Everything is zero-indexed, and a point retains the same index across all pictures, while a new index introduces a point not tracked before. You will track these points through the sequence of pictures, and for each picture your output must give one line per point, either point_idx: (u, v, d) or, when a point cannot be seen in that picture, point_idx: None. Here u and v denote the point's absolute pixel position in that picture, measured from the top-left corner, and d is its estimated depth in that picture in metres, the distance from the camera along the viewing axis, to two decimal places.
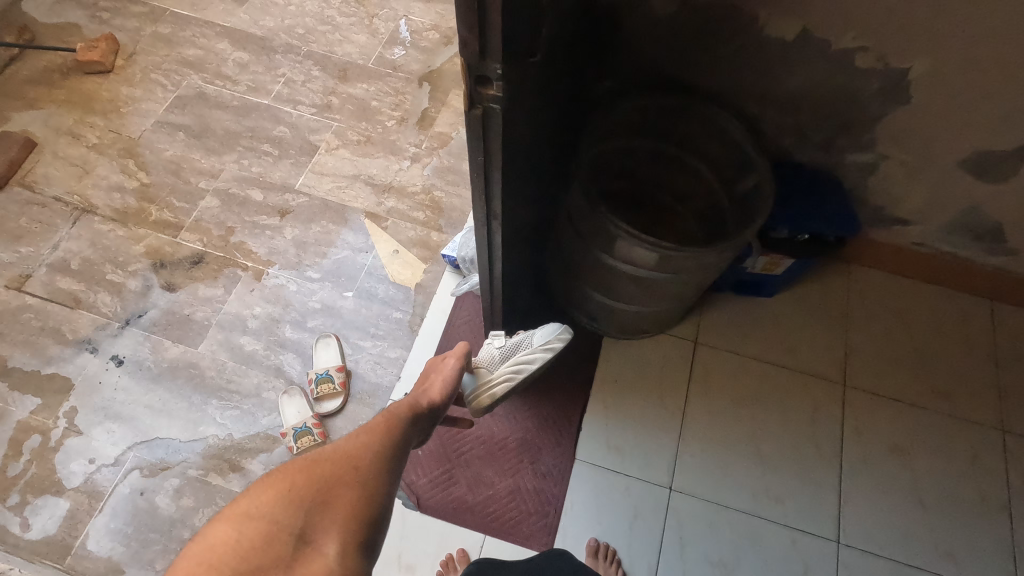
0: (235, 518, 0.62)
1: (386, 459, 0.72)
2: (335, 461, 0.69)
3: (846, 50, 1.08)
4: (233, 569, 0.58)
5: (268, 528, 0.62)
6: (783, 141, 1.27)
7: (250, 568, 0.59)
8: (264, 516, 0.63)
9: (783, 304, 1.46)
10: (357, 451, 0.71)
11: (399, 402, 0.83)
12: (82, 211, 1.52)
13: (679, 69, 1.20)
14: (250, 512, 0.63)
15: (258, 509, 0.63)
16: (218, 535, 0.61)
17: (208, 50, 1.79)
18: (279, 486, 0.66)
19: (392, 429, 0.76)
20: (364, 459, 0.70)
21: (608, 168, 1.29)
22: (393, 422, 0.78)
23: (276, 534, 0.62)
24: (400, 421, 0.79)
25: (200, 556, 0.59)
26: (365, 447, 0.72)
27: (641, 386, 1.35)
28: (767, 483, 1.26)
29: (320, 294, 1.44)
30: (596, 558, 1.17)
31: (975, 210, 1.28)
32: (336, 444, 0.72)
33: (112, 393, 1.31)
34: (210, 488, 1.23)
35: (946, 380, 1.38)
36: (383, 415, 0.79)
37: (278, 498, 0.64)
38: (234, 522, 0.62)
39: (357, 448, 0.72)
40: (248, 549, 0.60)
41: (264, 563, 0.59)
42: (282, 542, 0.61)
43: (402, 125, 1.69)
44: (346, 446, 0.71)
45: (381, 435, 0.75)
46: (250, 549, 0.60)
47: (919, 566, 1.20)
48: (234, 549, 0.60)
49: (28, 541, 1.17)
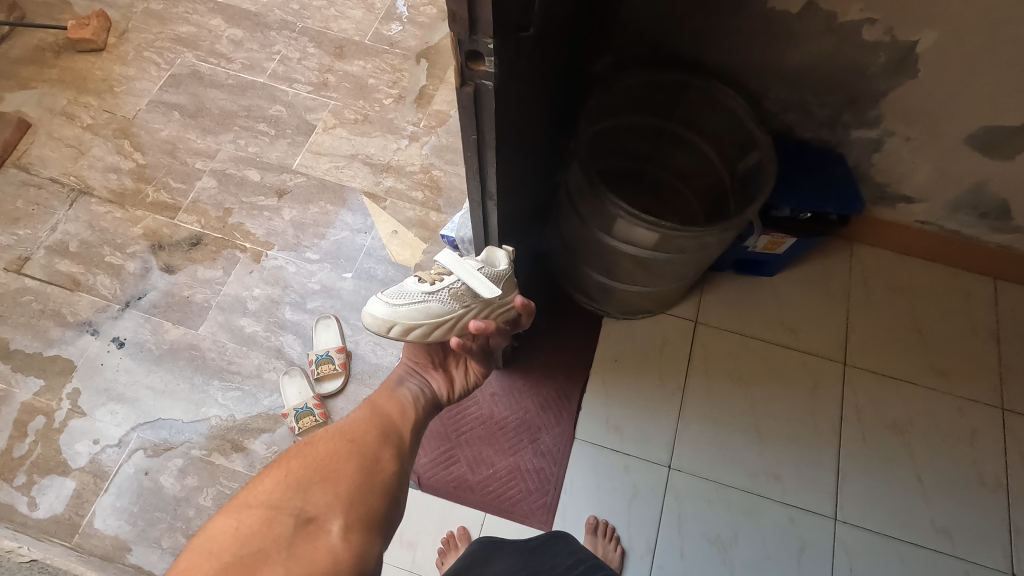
0: (235, 509, 0.64)
1: (378, 433, 0.78)
2: (330, 443, 0.74)
3: (853, 22, 1.05)
4: (237, 553, 0.59)
5: (269, 512, 0.63)
6: (786, 117, 1.25)
7: (252, 550, 0.59)
8: (264, 501, 0.65)
9: (783, 282, 1.45)
10: (350, 431, 0.77)
11: (380, 389, 0.87)
12: (79, 192, 1.50)
13: (680, 44, 1.18)
14: (248, 501, 0.65)
15: (257, 498, 0.65)
16: (217, 526, 0.62)
17: (200, 27, 1.76)
18: (277, 474, 0.69)
19: (382, 409, 0.83)
20: (357, 437, 0.76)
21: (608, 146, 1.28)
22: (383, 403, 0.85)
23: (278, 517, 0.63)
24: (391, 400, 0.85)
25: (203, 548, 0.59)
26: (358, 427, 0.78)
27: (640, 364, 1.35)
28: (766, 461, 1.27)
29: (320, 276, 1.44)
30: (595, 536, 1.18)
31: (980, 187, 1.26)
32: (328, 431, 0.77)
33: (114, 374, 1.32)
34: (213, 468, 1.24)
35: (946, 358, 1.38)
36: (371, 400, 0.85)
37: (276, 485, 0.67)
38: (234, 512, 0.63)
39: (350, 429, 0.77)
40: (249, 534, 0.61)
41: (266, 543, 0.60)
42: (283, 523, 0.63)
43: (400, 103, 1.67)
44: (339, 429, 0.77)
45: (375, 416, 0.81)
46: (252, 533, 0.61)
47: (915, 542, 1.21)
48: (236, 536, 0.61)
49: (35, 520, 1.18)
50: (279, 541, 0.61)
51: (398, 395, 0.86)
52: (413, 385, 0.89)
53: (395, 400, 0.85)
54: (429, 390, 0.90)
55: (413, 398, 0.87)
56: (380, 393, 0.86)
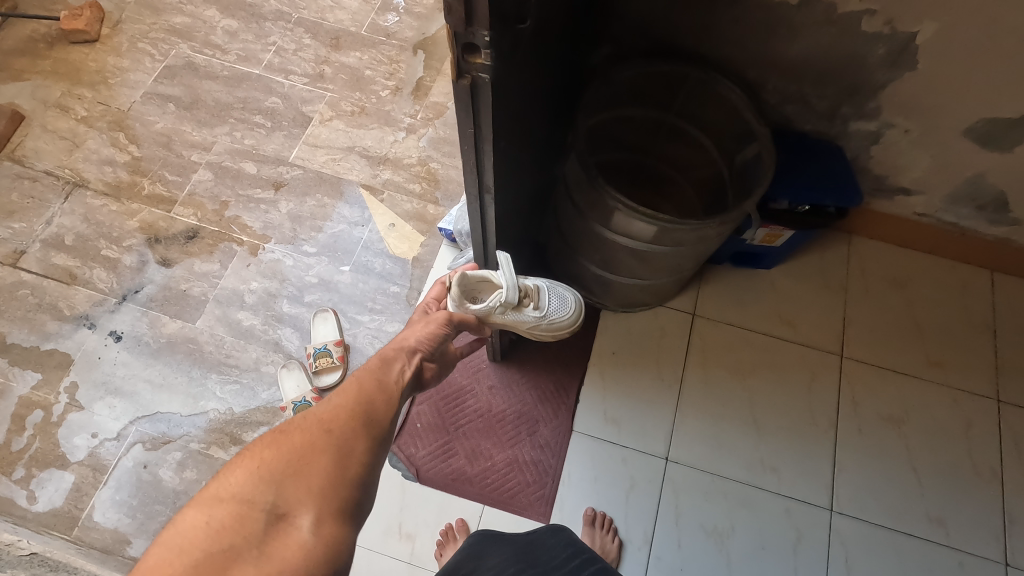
0: (205, 501, 0.57)
1: (358, 421, 0.68)
2: (306, 430, 0.64)
3: (853, 13, 1.04)
4: (205, 553, 0.53)
5: (240, 507, 0.56)
6: (785, 109, 1.24)
7: (222, 550, 0.53)
8: (234, 495, 0.58)
9: (782, 275, 1.45)
10: (328, 418, 0.67)
11: (366, 364, 0.76)
12: (74, 185, 1.50)
13: (679, 35, 1.17)
14: (219, 493, 0.58)
15: (228, 490, 0.58)
16: (187, 519, 0.55)
17: (195, 18, 1.74)
18: (249, 463, 0.60)
19: (368, 390, 0.72)
20: (335, 425, 0.66)
21: (606, 139, 1.27)
22: (368, 383, 0.74)
23: (250, 511, 0.56)
24: (377, 383, 0.74)
25: (171, 544, 0.53)
26: (336, 413, 0.68)
27: (639, 357, 1.35)
28: (762, 453, 1.28)
29: (317, 269, 1.44)
30: (592, 527, 1.19)
31: (979, 179, 1.26)
32: (304, 415, 0.67)
33: (112, 368, 1.32)
34: (212, 461, 1.24)
35: (944, 350, 1.38)
36: (356, 375, 0.74)
37: (248, 476, 0.59)
38: (205, 506, 0.56)
39: (328, 415, 0.67)
40: (219, 531, 0.54)
41: (236, 543, 0.54)
42: (255, 520, 0.56)
43: (397, 95, 1.65)
44: (316, 415, 0.66)
45: (354, 398, 0.70)
46: (221, 530, 0.55)
47: (909, 532, 1.22)
48: (206, 533, 0.54)
49: (35, 514, 1.19)
50: (249, 541, 0.54)
51: (386, 377, 0.75)
52: (404, 364, 0.79)
53: (380, 384, 0.74)
54: (419, 377, 0.82)
55: (404, 382, 0.76)
56: (366, 371, 0.75)
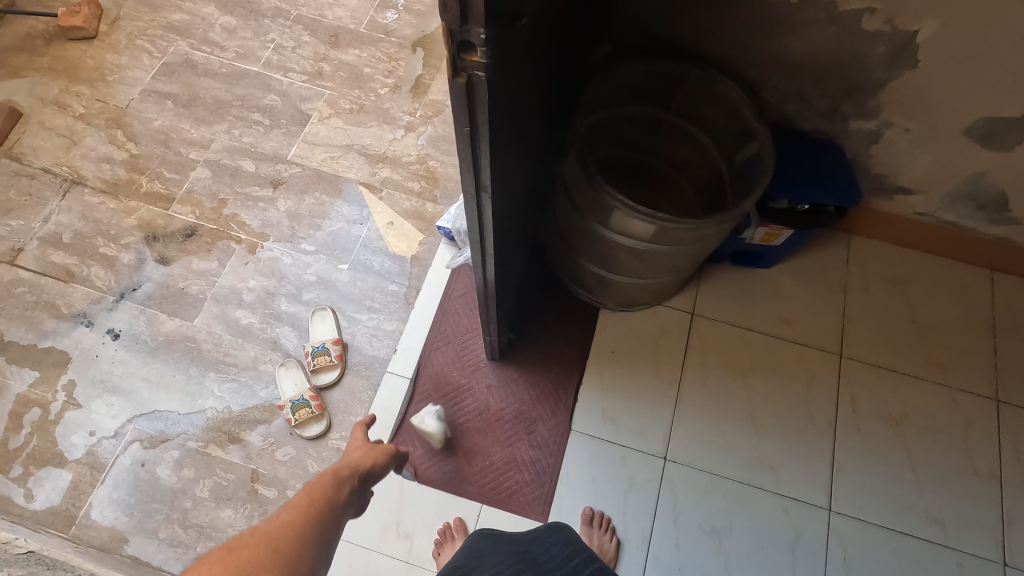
0: None
1: (307, 540, 0.61)
2: (255, 546, 0.56)
3: (853, 12, 1.04)
4: None
5: None
6: (785, 108, 1.24)
7: None
8: None
9: (782, 275, 1.45)
10: (278, 534, 0.59)
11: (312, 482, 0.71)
12: (72, 183, 1.49)
13: (678, 33, 1.16)
14: None
15: None
16: None
17: (194, 15, 1.74)
18: None
19: (316, 509, 0.66)
20: (284, 543, 0.58)
21: (605, 137, 1.27)
22: (316, 499, 0.68)
23: None
24: (326, 500, 0.68)
25: None
26: (284, 529, 0.60)
27: (638, 356, 1.35)
28: (761, 452, 1.27)
29: (316, 267, 1.43)
30: (590, 526, 1.19)
31: (979, 178, 1.26)
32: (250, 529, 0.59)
33: (110, 366, 1.31)
34: (210, 460, 1.24)
35: (944, 350, 1.38)
36: (303, 491, 0.68)
37: None
38: None
39: (275, 531, 0.59)
40: None
41: None
42: None
43: (396, 93, 1.65)
44: (263, 529, 0.59)
45: (305, 512, 0.64)
46: None
47: (907, 533, 1.22)
48: None
49: (33, 512, 1.18)
50: None
51: (336, 494, 0.70)
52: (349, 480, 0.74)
53: (329, 501, 0.68)
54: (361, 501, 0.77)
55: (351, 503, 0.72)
56: (316, 486, 0.69)
